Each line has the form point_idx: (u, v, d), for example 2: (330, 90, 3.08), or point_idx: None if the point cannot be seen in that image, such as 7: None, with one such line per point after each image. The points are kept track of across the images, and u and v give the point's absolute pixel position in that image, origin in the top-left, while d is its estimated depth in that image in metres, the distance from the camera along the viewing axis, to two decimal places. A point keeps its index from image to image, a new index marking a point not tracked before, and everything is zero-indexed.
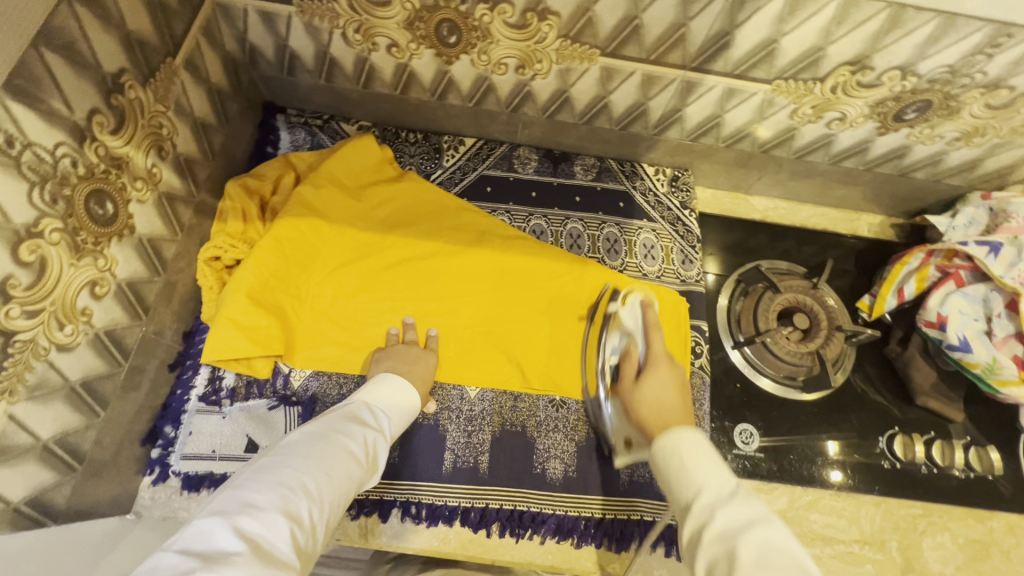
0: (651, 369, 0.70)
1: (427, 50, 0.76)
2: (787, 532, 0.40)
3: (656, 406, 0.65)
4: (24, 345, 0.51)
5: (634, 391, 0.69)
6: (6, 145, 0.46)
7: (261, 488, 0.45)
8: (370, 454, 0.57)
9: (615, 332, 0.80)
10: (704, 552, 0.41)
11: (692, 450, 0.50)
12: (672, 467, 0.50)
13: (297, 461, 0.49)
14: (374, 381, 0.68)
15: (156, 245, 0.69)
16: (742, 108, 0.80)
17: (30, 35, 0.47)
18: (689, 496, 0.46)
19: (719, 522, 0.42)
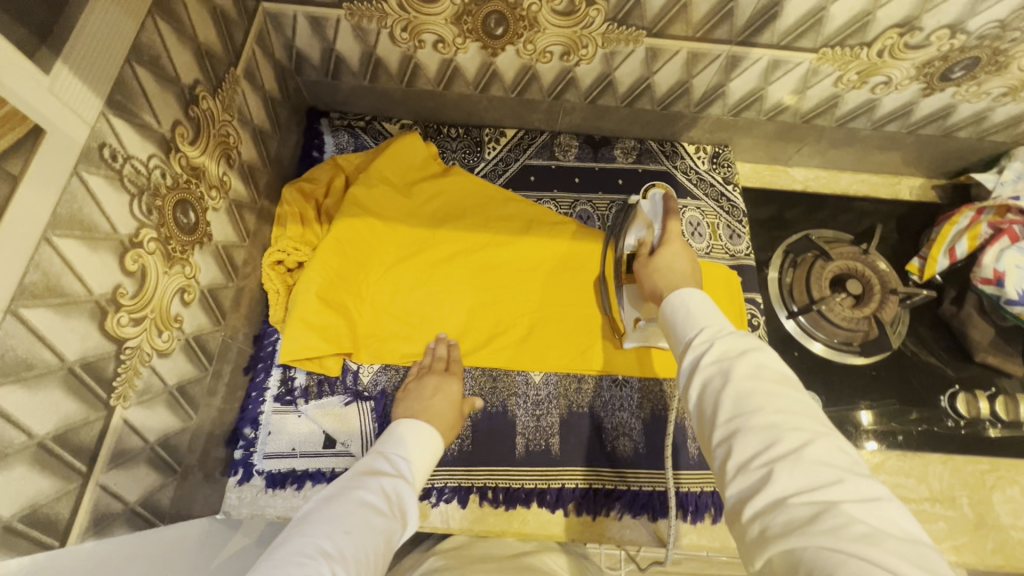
0: (664, 248, 0.73)
1: (473, 43, 0.77)
2: (774, 355, 0.48)
3: (670, 276, 0.68)
4: (132, 352, 0.53)
5: (648, 265, 0.73)
6: (111, 159, 0.48)
7: (281, 560, 0.44)
8: (394, 503, 0.55)
9: (635, 226, 0.80)
10: (707, 374, 0.48)
11: (699, 300, 0.56)
12: (680, 317, 0.56)
13: (314, 529, 0.48)
14: (385, 434, 0.66)
15: (229, 251, 0.71)
16: (787, 78, 0.80)
17: (124, 52, 0.48)
18: (692, 338, 0.53)
19: (719, 351, 0.49)
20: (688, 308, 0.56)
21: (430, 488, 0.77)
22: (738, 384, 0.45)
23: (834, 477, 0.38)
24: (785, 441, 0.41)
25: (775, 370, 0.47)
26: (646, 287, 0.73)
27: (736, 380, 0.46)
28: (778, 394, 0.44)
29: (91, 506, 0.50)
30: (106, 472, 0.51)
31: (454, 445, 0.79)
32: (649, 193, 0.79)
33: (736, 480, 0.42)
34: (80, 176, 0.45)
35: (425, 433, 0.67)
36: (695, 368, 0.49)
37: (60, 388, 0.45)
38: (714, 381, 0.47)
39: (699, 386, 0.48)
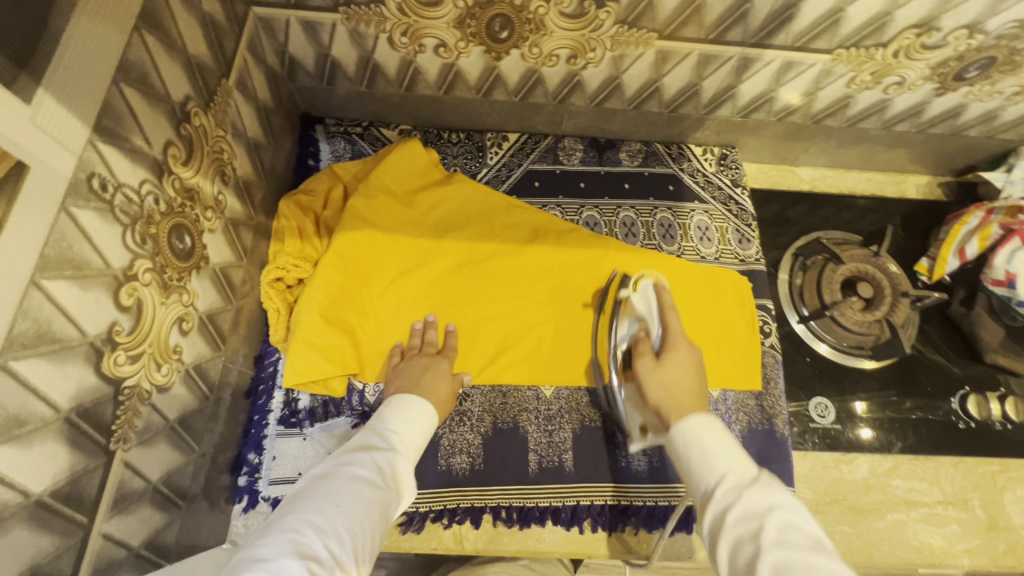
0: (670, 353, 0.69)
1: (476, 47, 0.74)
2: (805, 517, 0.44)
3: (675, 394, 0.63)
4: (131, 391, 0.50)
5: (654, 371, 0.67)
6: (100, 190, 0.45)
7: (272, 538, 0.43)
8: (388, 475, 0.54)
9: (628, 317, 0.77)
10: (734, 540, 0.45)
11: (712, 438, 0.53)
12: (693, 455, 0.53)
13: (307, 504, 0.47)
14: (382, 407, 0.64)
15: (226, 273, 0.68)
16: (799, 80, 0.78)
17: (110, 72, 0.45)
18: (713, 490, 0.50)
19: (745, 510, 0.46)
20: (704, 447, 0.53)
21: (442, 509, 0.75)
22: (771, 556, 0.42)
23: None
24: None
25: (808, 534, 0.43)
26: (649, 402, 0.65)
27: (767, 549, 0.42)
28: (815, 562, 0.40)
29: (95, 557, 0.47)
30: (109, 519, 0.49)
31: (466, 464, 0.76)
32: (643, 285, 0.77)
33: None
34: (68, 212, 0.42)
35: (420, 406, 0.65)
36: (720, 528, 0.46)
37: (56, 440, 0.42)
38: (744, 549, 0.44)
39: (728, 554, 0.45)
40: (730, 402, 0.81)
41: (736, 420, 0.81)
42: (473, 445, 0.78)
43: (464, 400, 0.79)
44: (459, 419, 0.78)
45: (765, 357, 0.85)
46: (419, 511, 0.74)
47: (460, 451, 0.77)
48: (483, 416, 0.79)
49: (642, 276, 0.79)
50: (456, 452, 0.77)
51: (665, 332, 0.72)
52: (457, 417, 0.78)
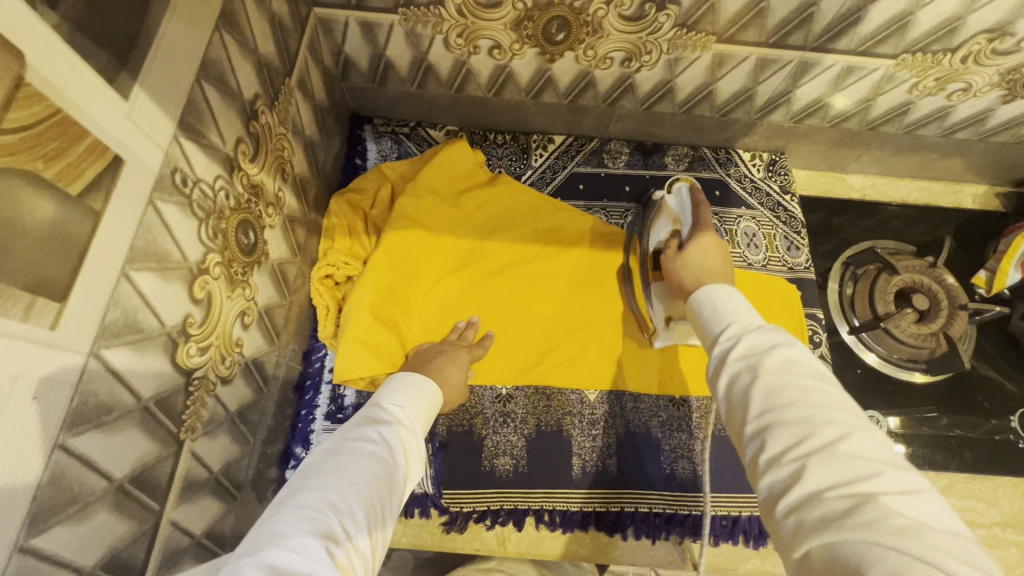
0: (695, 240, 0.69)
1: (531, 49, 0.74)
2: (805, 351, 0.46)
3: (699, 272, 0.65)
4: (199, 382, 0.51)
5: (678, 260, 0.69)
6: (181, 184, 0.46)
7: (288, 514, 0.42)
8: (398, 452, 0.52)
9: (662, 219, 0.78)
10: (734, 369, 0.46)
11: (727, 294, 0.55)
12: (705, 311, 0.56)
13: (321, 481, 0.45)
14: (384, 383, 0.62)
15: (282, 269, 0.69)
16: (858, 85, 0.77)
17: (194, 70, 0.46)
18: (719, 333, 0.52)
19: (749, 344, 0.47)
20: (715, 302, 0.55)
21: (486, 510, 0.75)
22: (767, 380, 0.43)
23: (873, 471, 0.36)
24: (819, 434, 0.39)
25: (811, 366, 0.44)
26: (671, 282, 0.70)
27: (765, 375, 0.44)
28: (814, 388, 0.42)
29: (164, 544, 0.48)
30: (176, 507, 0.50)
31: (510, 466, 0.76)
32: (676, 187, 0.77)
33: (767, 475, 0.40)
34: (155, 205, 0.43)
35: (425, 387, 0.63)
36: (722, 364, 0.48)
37: (136, 429, 0.43)
38: (742, 376, 0.45)
39: (726, 378, 0.47)
40: None
41: None
42: (516, 446, 0.77)
43: (507, 401, 0.79)
44: (502, 419, 0.78)
45: None
46: (463, 511, 0.74)
47: (504, 452, 0.77)
48: (527, 418, 0.79)
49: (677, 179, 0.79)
50: (500, 454, 0.77)
51: (697, 225, 0.71)
52: (500, 419, 0.78)
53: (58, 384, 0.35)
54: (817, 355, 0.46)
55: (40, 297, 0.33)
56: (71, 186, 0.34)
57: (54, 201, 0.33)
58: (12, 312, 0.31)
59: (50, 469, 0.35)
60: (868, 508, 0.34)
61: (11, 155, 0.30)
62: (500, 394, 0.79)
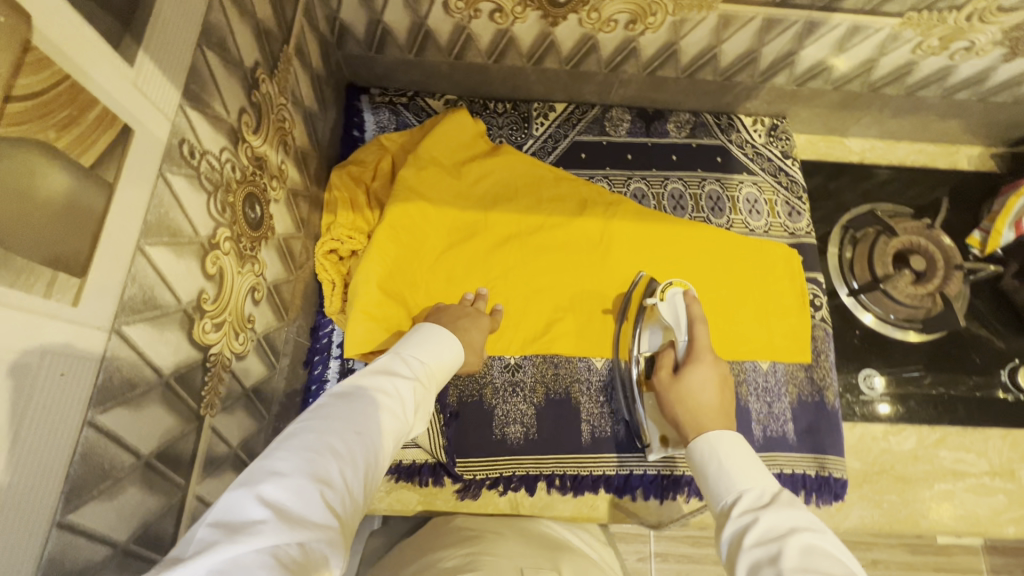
0: (693, 367, 0.70)
1: (533, 12, 0.72)
2: (829, 542, 0.43)
3: (693, 408, 0.65)
4: (216, 358, 0.51)
5: (675, 385, 0.69)
6: (189, 156, 0.44)
7: (290, 449, 0.40)
8: (408, 407, 0.50)
9: (652, 325, 0.78)
10: (754, 555, 0.44)
11: (735, 453, 0.55)
12: (712, 471, 0.55)
13: (326, 422, 0.43)
14: (407, 335, 0.60)
15: (287, 245, 0.68)
16: (862, 46, 0.76)
17: (195, 35, 0.44)
18: (731, 505, 0.51)
19: (763, 526, 0.46)
20: (722, 463, 0.54)
21: (498, 476, 0.76)
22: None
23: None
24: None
25: (836, 560, 0.42)
26: (665, 410, 0.69)
27: (788, 567, 0.41)
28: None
29: (191, 517, 0.49)
30: (200, 482, 0.50)
31: (520, 433, 0.78)
32: (670, 293, 0.76)
33: None
34: (165, 177, 0.41)
35: (449, 347, 0.61)
36: (740, 548, 0.46)
37: (159, 405, 0.43)
38: (764, 569, 0.43)
39: (745, 569, 0.44)
40: (780, 373, 0.82)
41: (786, 391, 0.81)
42: (526, 415, 0.78)
43: (516, 370, 0.80)
44: (511, 389, 0.79)
45: (816, 330, 0.85)
46: (476, 478, 0.76)
47: (514, 421, 0.78)
48: (536, 387, 0.80)
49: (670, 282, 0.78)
50: (510, 422, 0.78)
51: (692, 344, 0.72)
52: (509, 388, 0.79)
53: (84, 358, 0.34)
54: (841, 544, 0.44)
55: (60, 272, 0.32)
56: (84, 157, 0.33)
57: (67, 172, 0.32)
58: (33, 287, 0.30)
59: (81, 445, 0.35)
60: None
61: (22, 124, 0.28)
62: (509, 364, 0.80)
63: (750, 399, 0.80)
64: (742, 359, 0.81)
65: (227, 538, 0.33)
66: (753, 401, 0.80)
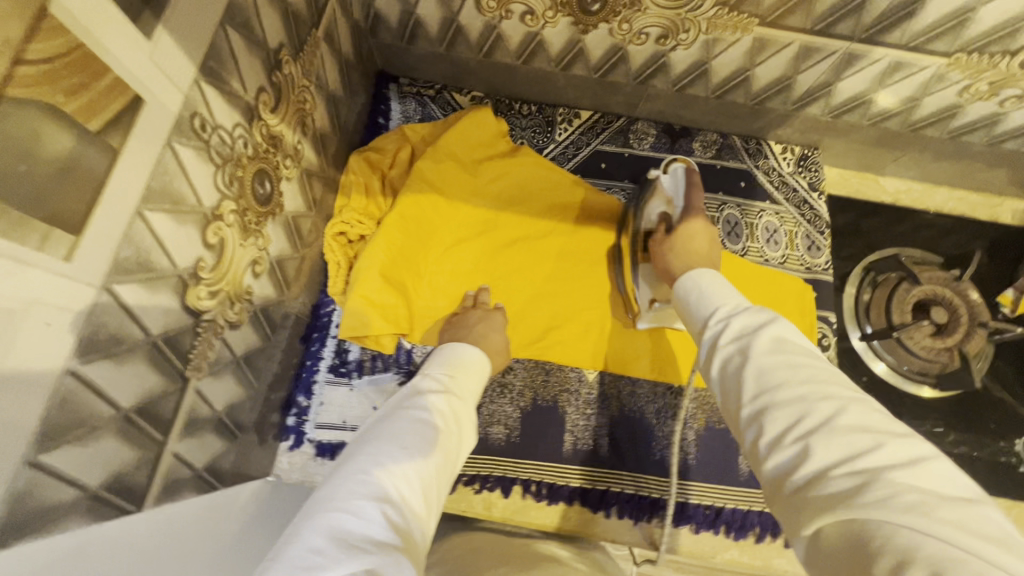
0: (684, 225, 0.69)
1: (564, 17, 0.72)
2: (795, 328, 0.45)
3: (690, 256, 0.65)
4: (207, 325, 0.53)
5: (665, 245, 0.68)
6: (200, 129, 0.46)
7: (343, 478, 0.42)
8: (448, 417, 0.52)
9: (652, 201, 0.76)
10: (727, 353, 0.46)
11: (713, 280, 0.55)
12: (693, 298, 0.55)
13: (375, 445, 0.46)
14: (433, 354, 0.64)
15: (297, 222, 0.70)
16: (905, 83, 0.73)
17: (218, 14, 0.46)
18: (708, 318, 0.51)
19: (737, 328, 0.47)
20: (701, 288, 0.54)
21: (474, 474, 0.77)
22: (759, 363, 0.42)
23: (874, 443, 0.34)
24: (816, 411, 0.37)
25: (804, 351, 0.43)
26: (659, 265, 0.68)
27: (756, 356, 0.43)
28: (805, 367, 0.41)
29: (166, 473, 0.51)
30: (178, 441, 0.52)
31: (503, 435, 0.78)
32: (671, 166, 0.73)
33: (770, 459, 0.38)
34: (172, 148, 0.43)
35: (472, 354, 0.64)
36: (716, 352, 0.47)
37: (144, 362, 0.45)
38: (734, 360, 0.44)
39: (718, 365, 0.46)
40: None
41: None
42: (511, 417, 0.79)
43: (506, 372, 0.80)
44: (499, 390, 0.80)
45: None
46: None
47: (498, 422, 0.78)
48: (524, 390, 0.80)
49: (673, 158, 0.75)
50: (494, 422, 0.78)
51: (687, 208, 0.71)
52: (498, 389, 0.80)
53: (70, 313, 0.36)
54: (806, 336, 0.45)
55: (55, 228, 0.34)
56: (90, 122, 0.35)
57: (72, 135, 0.34)
58: (26, 241, 0.32)
59: (59, 393, 0.36)
60: (874, 487, 0.32)
61: (31, 87, 0.30)
62: (501, 365, 0.81)
63: None
64: None
65: (298, 564, 0.35)
66: None
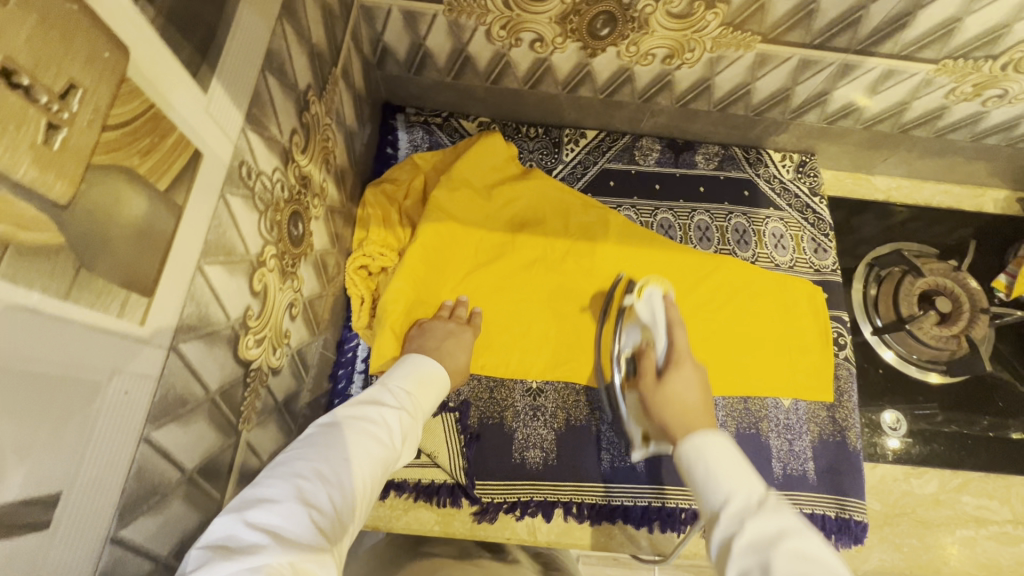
0: (674, 370, 0.69)
1: (573, 43, 0.74)
2: (818, 539, 0.39)
3: (680, 408, 0.64)
4: (255, 373, 0.52)
5: (657, 390, 0.68)
6: (247, 177, 0.46)
7: (279, 477, 0.41)
8: (395, 436, 0.50)
9: (631, 324, 0.77)
10: (745, 565, 0.39)
11: (722, 455, 0.49)
12: (698, 473, 0.49)
13: (314, 454, 0.44)
14: (395, 365, 0.60)
15: (323, 260, 0.69)
16: (896, 89, 0.77)
17: (260, 61, 0.46)
18: (719, 507, 0.45)
19: (751, 532, 0.41)
20: (707, 465, 0.49)
21: (515, 500, 0.76)
22: None
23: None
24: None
25: (825, 563, 0.37)
26: (652, 416, 0.68)
27: None
28: None
29: None
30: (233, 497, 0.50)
31: (539, 459, 0.78)
32: (648, 292, 0.77)
33: None
34: (225, 198, 0.42)
35: (433, 372, 0.61)
36: (727, 555, 0.41)
37: (204, 420, 0.43)
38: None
39: None
40: (802, 411, 0.82)
41: (808, 430, 0.81)
42: (547, 440, 0.79)
43: (538, 395, 0.81)
44: (533, 413, 0.80)
45: (839, 369, 0.84)
46: (494, 501, 0.75)
47: (534, 445, 0.78)
48: (557, 412, 0.80)
49: (648, 283, 0.79)
50: (530, 446, 0.78)
51: (670, 356, 0.71)
52: (531, 412, 0.80)
53: (145, 377, 0.35)
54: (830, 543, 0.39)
55: (133, 292, 0.33)
56: (160, 181, 0.34)
57: (145, 198, 0.33)
58: (110, 309, 0.31)
59: (136, 461, 0.35)
60: None
61: (113, 153, 0.29)
62: (531, 388, 0.81)
63: (772, 436, 0.80)
64: (763, 397, 0.82)
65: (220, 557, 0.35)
66: (774, 438, 0.80)
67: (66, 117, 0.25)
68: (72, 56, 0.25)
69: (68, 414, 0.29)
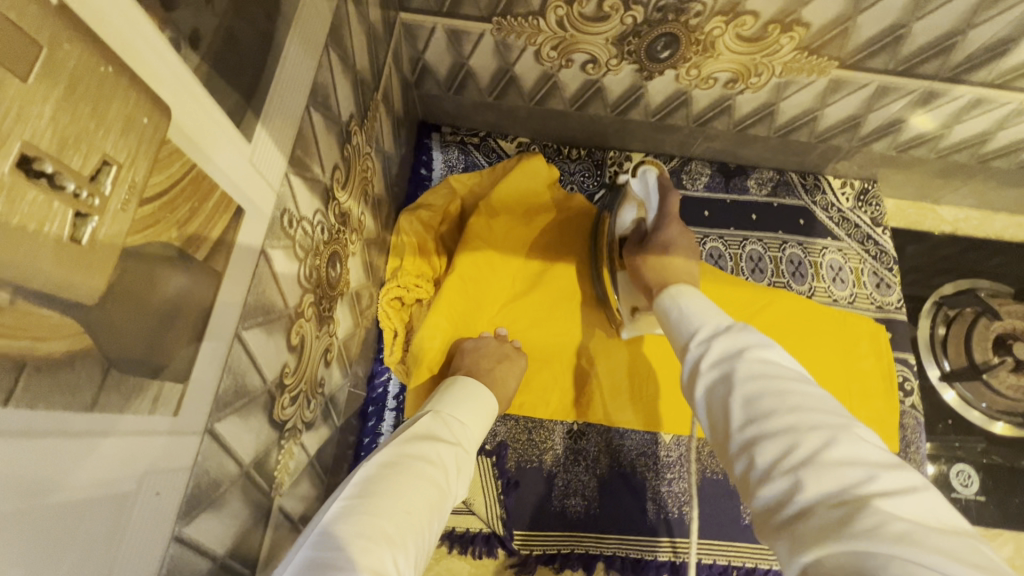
0: (659, 244, 0.63)
1: (629, 65, 0.68)
2: None
3: (669, 280, 0.59)
4: (290, 432, 0.48)
5: (643, 260, 0.63)
6: (288, 227, 0.41)
7: (340, 541, 0.34)
8: (451, 475, 0.44)
9: (627, 205, 0.70)
10: None
11: (697, 302, 0.48)
12: (673, 315, 0.49)
13: (375, 505, 0.37)
14: (440, 389, 0.55)
15: (358, 294, 0.65)
16: (982, 118, 0.71)
17: (305, 98, 0.41)
18: (689, 338, 0.45)
19: None
20: (684, 307, 0.48)
21: (555, 552, 0.71)
22: None
23: None
24: None
25: None
26: (641, 281, 0.63)
27: None
28: None
29: None
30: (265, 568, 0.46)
31: (581, 507, 0.73)
32: (641, 169, 0.67)
33: None
34: (265, 254, 0.38)
35: (480, 398, 0.56)
36: None
37: (237, 498, 0.39)
38: None
39: None
40: None
41: None
42: (588, 487, 0.74)
43: (579, 438, 0.76)
44: (574, 457, 0.75)
45: (905, 419, 0.78)
46: (534, 553, 0.71)
47: (575, 492, 0.73)
48: (599, 456, 0.75)
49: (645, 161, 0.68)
50: (571, 494, 0.73)
51: (661, 223, 0.65)
52: (571, 456, 0.75)
53: (177, 471, 0.30)
54: None
55: (165, 382, 0.28)
56: (199, 251, 0.30)
57: (184, 272, 0.28)
58: (140, 408, 0.27)
59: (166, 564, 0.31)
60: None
61: (150, 232, 0.25)
62: (573, 430, 0.76)
63: None
64: None
65: None
66: None
67: (97, 203, 0.21)
68: (105, 128, 0.21)
69: (93, 539, 0.24)
